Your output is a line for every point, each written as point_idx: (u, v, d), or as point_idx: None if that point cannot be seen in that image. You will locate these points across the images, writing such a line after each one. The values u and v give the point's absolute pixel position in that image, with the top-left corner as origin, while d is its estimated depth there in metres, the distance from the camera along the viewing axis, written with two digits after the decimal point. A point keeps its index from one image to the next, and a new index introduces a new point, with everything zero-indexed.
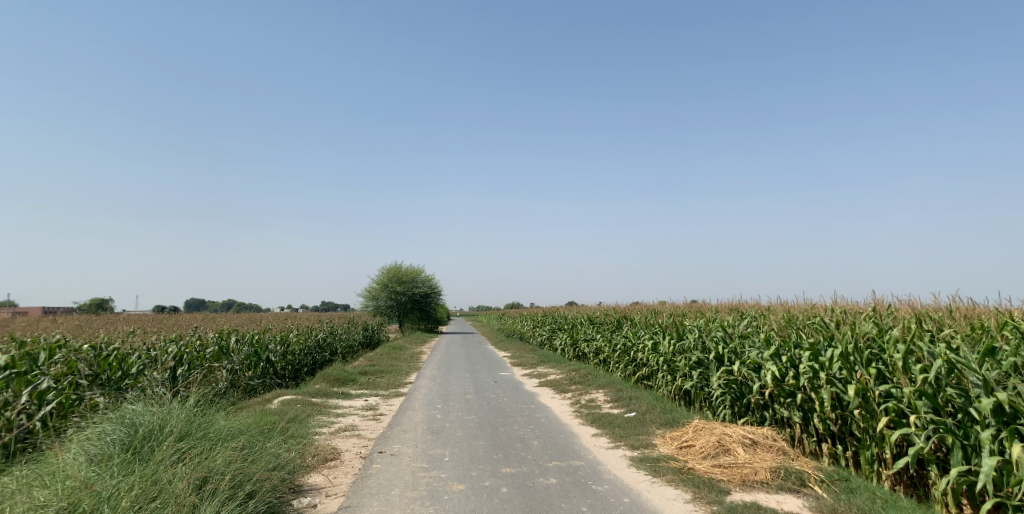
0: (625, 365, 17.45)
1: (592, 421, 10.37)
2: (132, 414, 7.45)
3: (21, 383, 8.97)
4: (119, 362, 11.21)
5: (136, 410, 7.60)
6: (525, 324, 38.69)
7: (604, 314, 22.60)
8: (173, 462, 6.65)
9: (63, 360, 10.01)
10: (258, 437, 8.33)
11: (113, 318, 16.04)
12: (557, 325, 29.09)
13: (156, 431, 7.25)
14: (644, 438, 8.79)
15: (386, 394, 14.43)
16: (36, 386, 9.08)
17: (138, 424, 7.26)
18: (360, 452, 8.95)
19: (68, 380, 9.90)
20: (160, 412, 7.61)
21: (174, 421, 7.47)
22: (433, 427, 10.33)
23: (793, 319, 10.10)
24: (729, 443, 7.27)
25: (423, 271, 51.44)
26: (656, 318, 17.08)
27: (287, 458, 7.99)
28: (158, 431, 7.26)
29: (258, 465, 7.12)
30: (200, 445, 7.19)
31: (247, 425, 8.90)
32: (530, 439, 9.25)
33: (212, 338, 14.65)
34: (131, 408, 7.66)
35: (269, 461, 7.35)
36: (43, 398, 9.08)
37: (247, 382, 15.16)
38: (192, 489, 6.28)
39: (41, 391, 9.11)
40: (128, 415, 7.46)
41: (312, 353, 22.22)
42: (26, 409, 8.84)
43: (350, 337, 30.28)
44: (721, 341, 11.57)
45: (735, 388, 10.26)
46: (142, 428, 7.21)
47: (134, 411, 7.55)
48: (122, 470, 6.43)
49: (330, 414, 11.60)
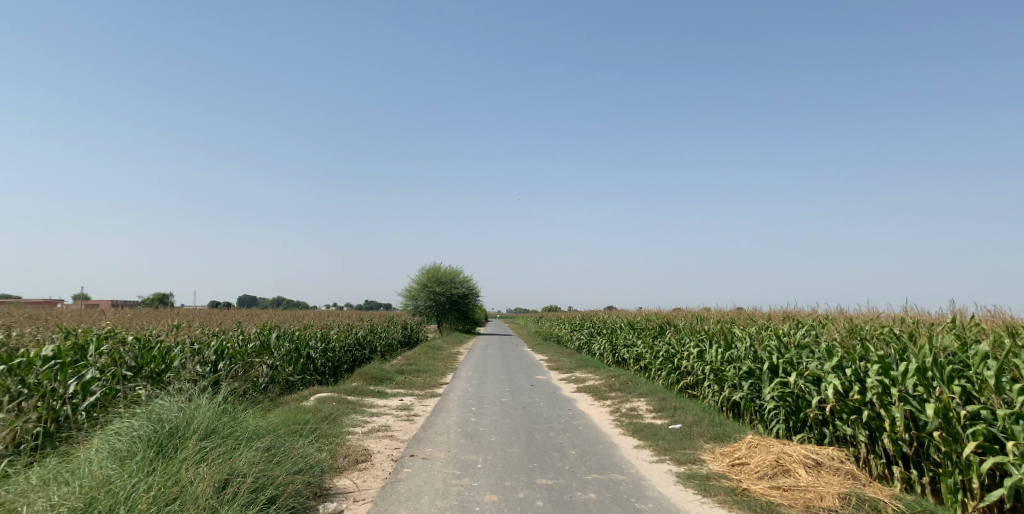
0: (668, 373, 16.80)
1: (634, 431, 9.81)
2: (159, 409, 7.16)
3: (67, 373, 8.73)
4: (164, 355, 11.03)
5: (163, 405, 7.31)
6: (563, 327, 38.10)
7: (646, 319, 21.91)
8: (196, 463, 6.32)
9: (107, 352, 9.83)
10: (286, 436, 7.99)
11: (159, 309, 15.96)
12: (597, 329, 28.41)
13: (182, 427, 6.94)
14: (692, 452, 8.18)
15: (422, 394, 14.06)
16: (82, 377, 8.90)
17: (164, 419, 6.96)
18: (392, 455, 8.55)
19: (114, 370, 9.72)
20: (186, 408, 7.31)
21: (201, 418, 7.16)
22: (467, 430, 9.88)
23: (856, 328, 9.44)
24: (789, 462, 6.63)
25: (462, 272, 51.20)
26: (702, 325, 16.39)
27: (315, 459, 7.64)
28: (184, 427, 6.95)
29: (283, 469, 6.79)
30: (225, 445, 6.87)
31: (276, 422, 8.59)
32: (567, 448, 8.72)
33: (254, 333, 14.45)
34: (159, 403, 7.38)
35: (294, 464, 7.01)
36: (87, 390, 8.88)
37: (287, 378, 14.94)
38: (213, 491, 5.96)
39: (86, 382, 8.92)
40: (155, 410, 7.17)
41: (351, 351, 21.99)
42: (71, 400, 8.65)
43: (389, 335, 30.16)
44: (775, 351, 10.90)
45: (790, 402, 9.60)
46: (167, 423, 6.90)
47: (162, 406, 7.27)
48: (142, 468, 6.12)
49: (364, 413, 11.24)
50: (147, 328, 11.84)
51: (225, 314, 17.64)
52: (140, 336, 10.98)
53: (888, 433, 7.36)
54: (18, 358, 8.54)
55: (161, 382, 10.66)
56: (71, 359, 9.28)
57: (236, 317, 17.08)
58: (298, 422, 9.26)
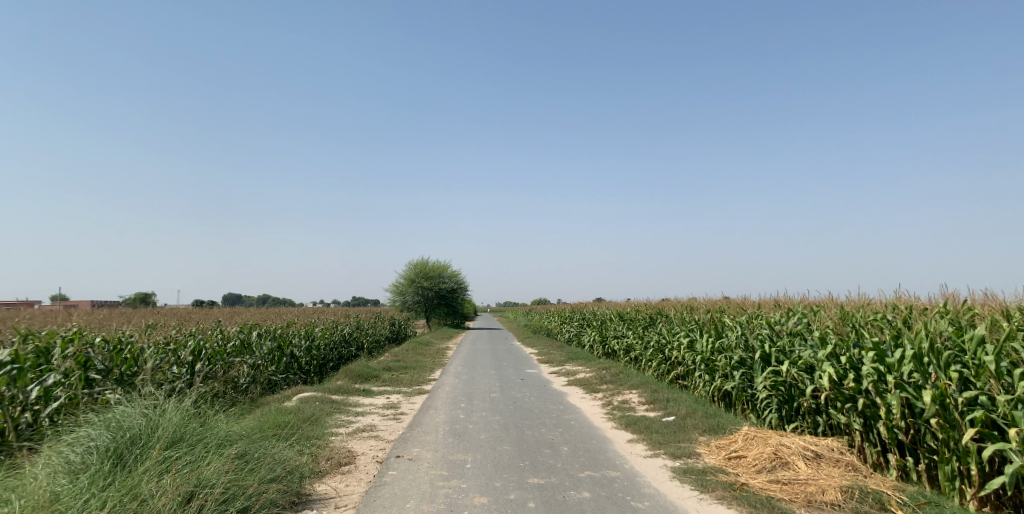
0: (658, 364, 16.63)
1: (627, 425, 9.58)
2: (121, 416, 6.83)
3: (28, 379, 8.39)
4: (136, 356, 10.66)
5: (126, 412, 6.98)
6: (552, 320, 37.92)
7: (635, 311, 21.73)
8: (158, 475, 6.01)
9: (73, 355, 9.45)
10: (262, 440, 7.68)
11: (138, 310, 15.57)
12: (586, 321, 28.18)
13: (145, 435, 6.62)
14: (686, 446, 7.94)
15: (409, 391, 13.79)
16: (43, 382, 8.54)
17: (125, 427, 6.63)
18: (377, 456, 8.25)
19: (80, 373, 9.36)
20: (151, 415, 6.98)
21: (166, 425, 6.84)
22: (455, 428, 9.62)
23: (849, 315, 9.27)
24: (788, 455, 6.41)
25: (449, 266, 50.86)
26: (692, 315, 16.22)
27: (294, 464, 7.34)
28: (146, 435, 6.62)
29: (254, 478, 6.48)
30: (192, 454, 6.55)
31: (252, 426, 8.26)
32: (559, 444, 8.48)
33: (234, 332, 14.05)
34: (123, 409, 7.04)
35: (268, 472, 6.71)
36: (49, 395, 8.55)
37: (269, 377, 14.61)
38: (175, 505, 5.68)
39: (48, 386, 8.57)
40: (116, 418, 6.84)
41: (338, 348, 21.67)
42: (31, 406, 8.30)
43: (376, 331, 29.87)
44: (767, 339, 10.73)
45: (783, 390, 9.42)
46: (129, 431, 6.58)
47: (124, 413, 6.93)
48: (97, 482, 5.81)
49: (349, 413, 10.93)
50: (120, 329, 11.46)
51: (206, 314, 17.23)
52: (110, 337, 10.59)
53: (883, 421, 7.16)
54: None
55: (134, 385, 10.29)
56: (34, 363, 8.91)
57: (217, 316, 16.67)
58: (277, 424, 8.95)
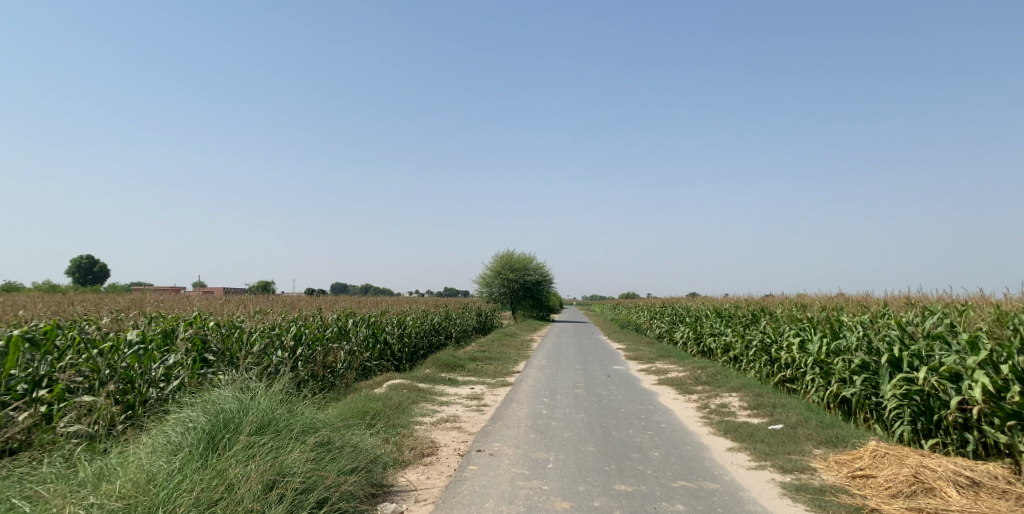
0: (762, 365, 15.45)
1: (726, 431, 8.64)
2: (215, 399, 6.45)
3: (151, 357, 8.02)
4: (244, 338, 10.21)
5: (219, 395, 6.59)
6: (641, 315, 36.69)
7: (734, 307, 20.40)
8: (245, 460, 5.59)
9: (191, 336, 9.06)
10: (344, 427, 7.19)
11: (255, 298, 15.82)
12: (679, 317, 26.89)
13: (236, 419, 6.19)
14: (799, 459, 6.94)
15: (494, 383, 13.25)
16: (165, 361, 8.19)
17: (218, 409, 6.23)
18: (459, 449, 7.42)
19: (197, 355, 8.99)
20: (242, 398, 6.56)
21: (256, 408, 6.41)
22: (538, 424, 8.91)
23: (999, 320, 9.15)
24: (934, 480, 5.37)
25: (537, 259, 50.30)
26: (802, 312, 14.96)
27: (377, 454, 6.80)
28: (238, 417, 6.21)
29: (336, 467, 6.01)
30: (277, 440, 6.11)
31: (337, 413, 7.80)
32: (650, 449, 7.62)
33: (332, 318, 13.77)
34: (217, 393, 6.66)
35: (348, 463, 6.21)
36: (172, 373, 8.20)
37: (364, 364, 14.25)
38: (257, 493, 5.24)
39: (170, 365, 8.22)
40: (210, 400, 6.46)
41: (427, 337, 21.47)
42: (157, 383, 7.97)
43: (465, 321, 29.72)
44: (897, 340, 10.05)
45: (918, 400, 9.07)
46: (221, 413, 6.18)
47: (218, 396, 6.56)
48: (190, 463, 5.41)
49: (434, 402, 10.39)
50: (230, 313, 11.13)
51: (302, 300, 17.20)
52: (224, 321, 10.22)
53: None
54: (106, 340, 7.85)
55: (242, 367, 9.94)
56: (158, 343, 8.54)
57: (318, 303, 16.75)
58: (369, 410, 8.35)
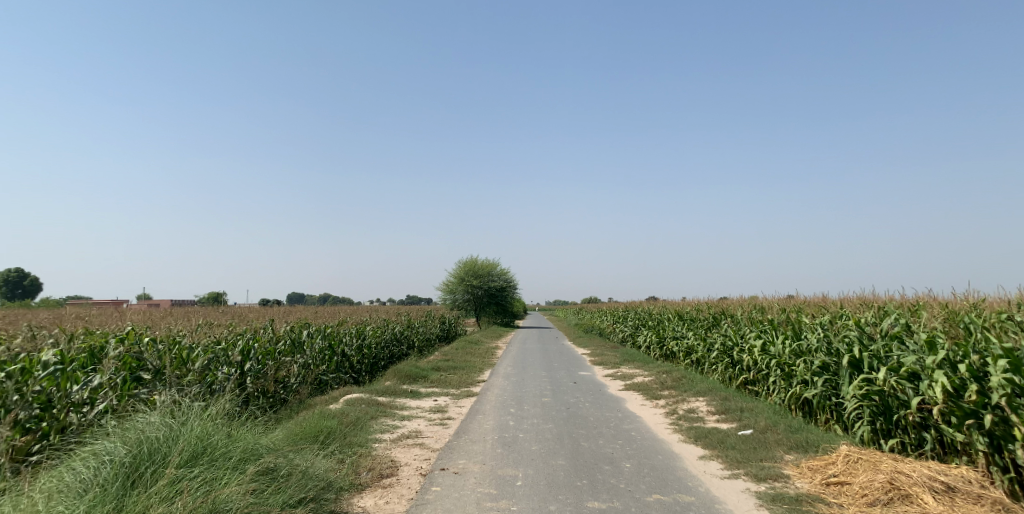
0: (724, 367, 15.51)
1: (696, 439, 8.51)
2: (140, 425, 5.73)
3: (69, 380, 7.43)
4: (184, 354, 9.47)
5: (145, 421, 5.87)
6: (604, 319, 36.75)
7: (696, 310, 20.47)
8: (169, 498, 4.98)
9: (121, 355, 8.39)
10: (292, 451, 6.59)
11: (202, 310, 15.15)
12: (642, 320, 26.92)
13: (163, 448, 5.51)
14: (772, 466, 6.83)
15: (457, 394, 12.95)
16: (88, 382, 7.66)
17: (142, 437, 5.53)
18: (421, 468, 7.10)
19: (128, 375, 8.29)
20: (172, 423, 5.86)
21: (187, 434, 5.72)
22: (504, 437, 8.66)
23: (953, 319, 9.30)
24: (909, 486, 5.31)
25: (500, 264, 50.10)
26: (762, 314, 15.07)
27: (328, 480, 6.26)
28: (165, 446, 5.52)
29: (277, 501, 5.45)
30: (211, 471, 5.46)
31: (281, 437, 7.17)
32: (620, 460, 7.44)
33: (284, 330, 13.27)
34: (142, 419, 5.94)
35: (293, 495, 5.65)
36: (95, 396, 7.64)
37: (320, 377, 13.73)
38: None
39: (93, 387, 7.65)
40: (134, 428, 5.74)
41: (388, 347, 21.03)
42: (79, 407, 7.41)
43: (427, 329, 29.25)
44: (856, 341, 10.14)
45: (877, 400, 9.17)
46: (145, 443, 5.48)
47: (144, 422, 5.83)
48: (102, 507, 4.80)
49: (395, 417, 10.06)
50: (172, 328, 10.55)
51: (256, 311, 16.64)
52: (164, 337, 9.59)
53: (1018, 436, 7.23)
54: (18, 363, 7.27)
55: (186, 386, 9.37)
56: (80, 363, 7.96)
57: (271, 314, 16.18)
58: (318, 431, 7.75)
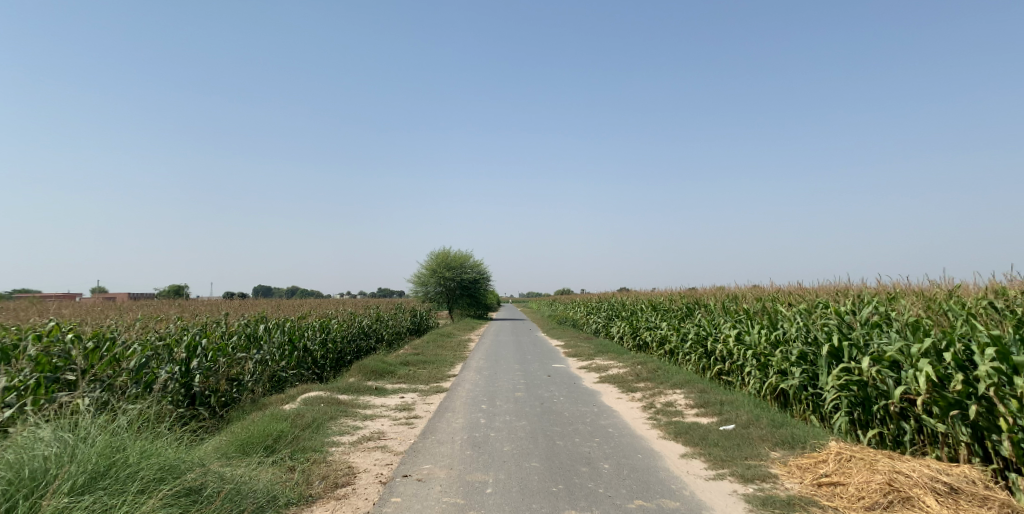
0: (699, 358, 15.22)
1: (675, 435, 8.11)
2: (27, 443, 5.00)
3: None
4: (117, 352, 8.70)
5: (35, 436, 5.13)
6: (577, 310, 36.47)
7: (669, 300, 20.16)
8: None
9: (35, 357, 7.62)
10: (223, 464, 5.92)
11: (153, 304, 14.35)
12: (614, 312, 26.59)
13: (49, 471, 4.77)
14: (758, 465, 6.45)
15: (425, 389, 12.44)
16: None
17: (25, 457, 4.79)
18: (381, 475, 6.58)
19: (45, 378, 7.53)
20: (67, 439, 5.14)
21: (84, 453, 5.01)
22: (475, 437, 8.18)
23: (935, 305, 8.99)
24: (910, 488, 5.01)
25: (472, 256, 49.51)
26: (736, 303, 14.79)
27: (268, 497, 5.65)
28: (53, 467, 4.80)
29: None
30: (110, 498, 4.76)
31: (213, 449, 6.49)
32: (598, 460, 7.01)
33: (238, 325, 12.59)
34: (33, 432, 5.20)
35: None
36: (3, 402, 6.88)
37: (278, 373, 13.08)
38: None
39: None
40: (20, 445, 5.01)
41: (354, 341, 20.41)
42: None
43: (397, 322, 28.64)
44: (835, 330, 9.84)
45: (856, 391, 8.90)
46: (28, 464, 4.75)
47: (33, 438, 5.10)
48: None
49: (356, 416, 9.50)
50: (108, 324, 9.80)
51: (212, 305, 15.92)
52: (95, 334, 8.83)
53: (1006, 429, 6.97)
54: None
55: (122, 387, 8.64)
56: None
57: (227, 307, 15.46)
58: (264, 436, 7.13)
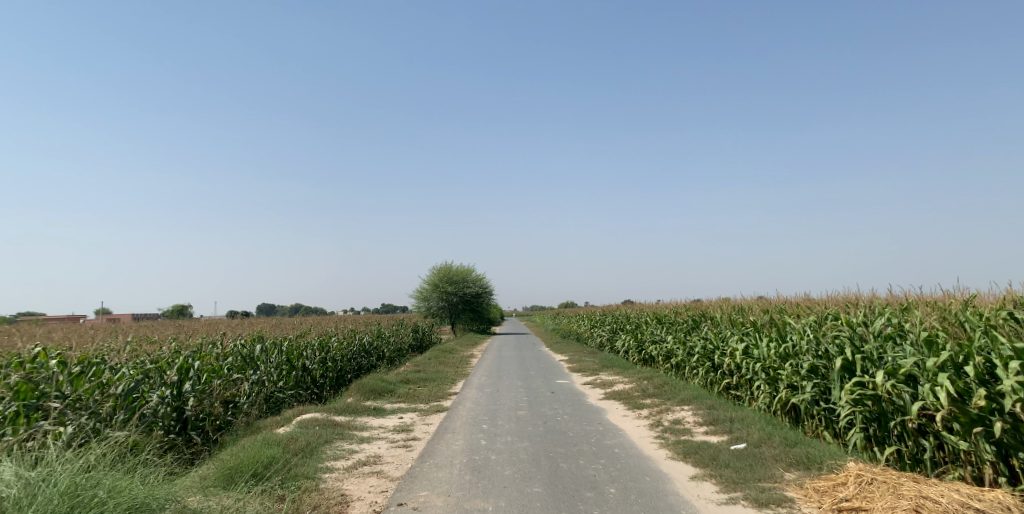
0: (705, 372, 14.86)
1: (684, 455, 7.76)
2: None
3: None
4: (104, 377, 8.41)
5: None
6: (581, 324, 36.10)
7: (675, 313, 19.80)
8: None
9: (14, 384, 7.32)
10: (200, 498, 5.55)
11: (149, 324, 14.10)
12: (619, 325, 26.26)
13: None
14: (772, 488, 6.11)
15: (426, 409, 12.10)
16: None
17: None
18: (375, 503, 6.24)
19: (24, 407, 7.21)
20: (28, 478, 4.79)
21: (44, 492, 4.65)
22: (475, 461, 7.83)
23: (950, 316, 8.63)
24: None
25: (475, 271, 49.20)
26: (743, 316, 14.44)
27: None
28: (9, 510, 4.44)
29: None
30: None
31: (196, 483, 6.16)
32: (604, 484, 6.66)
33: (234, 345, 12.28)
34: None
35: None
36: None
37: (276, 394, 12.78)
38: None
39: None
40: None
41: (355, 359, 20.10)
42: None
43: (399, 339, 28.35)
44: (847, 343, 9.49)
45: (871, 406, 8.55)
46: None
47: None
48: None
49: (353, 439, 9.17)
50: (97, 346, 9.52)
51: (209, 324, 15.65)
52: (81, 358, 8.54)
53: None
54: None
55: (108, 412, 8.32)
56: None
57: (225, 327, 15.18)
58: (253, 463, 6.80)
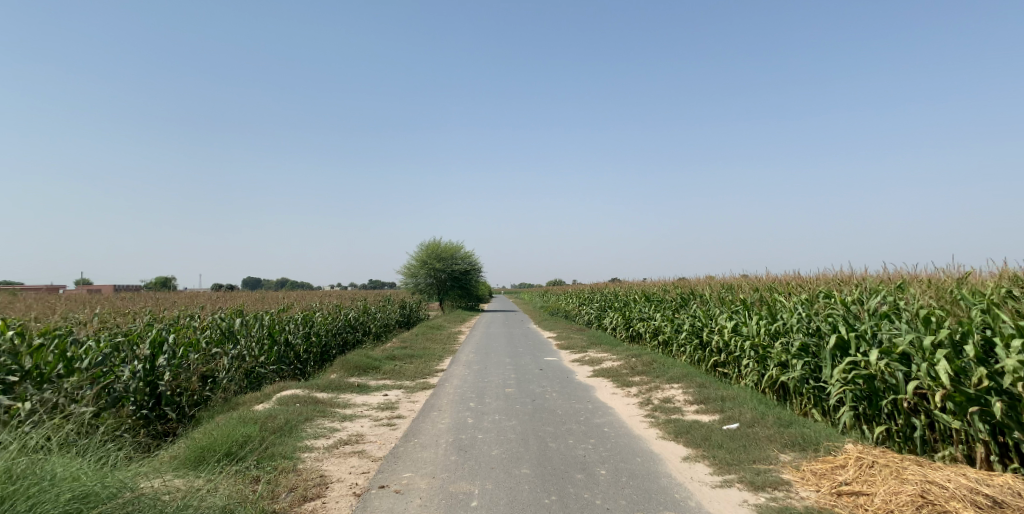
0: (694, 350, 14.69)
1: (675, 435, 7.55)
2: None
3: None
4: (70, 352, 8.05)
5: None
6: (569, 301, 35.92)
7: (664, 290, 19.60)
8: None
9: None
10: (158, 483, 5.24)
11: (126, 295, 13.67)
12: (606, 302, 26.09)
13: None
14: (768, 470, 5.90)
15: (411, 386, 11.84)
16: None
17: None
18: (355, 486, 5.99)
19: None
20: None
21: None
22: (460, 440, 7.59)
23: (946, 294, 8.43)
24: (946, 501, 4.57)
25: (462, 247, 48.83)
26: (733, 293, 14.24)
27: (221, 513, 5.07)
28: None
29: None
30: None
31: (160, 465, 5.85)
32: (594, 466, 6.44)
33: (213, 318, 11.94)
34: None
35: None
36: None
37: (256, 370, 12.45)
38: None
39: None
40: None
41: (340, 334, 19.77)
42: None
43: (385, 315, 28.03)
44: (840, 320, 9.29)
45: (863, 384, 8.38)
46: None
47: None
48: None
49: (334, 417, 8.89)
50: (65, 317, 9.14)
51: (189, 297, 15.23)
52: (46, 329, 8.15)
53: None
54: None
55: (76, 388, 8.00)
56: None
57: (205, 300, 14.78)
58: (226, 442, 6.51)
